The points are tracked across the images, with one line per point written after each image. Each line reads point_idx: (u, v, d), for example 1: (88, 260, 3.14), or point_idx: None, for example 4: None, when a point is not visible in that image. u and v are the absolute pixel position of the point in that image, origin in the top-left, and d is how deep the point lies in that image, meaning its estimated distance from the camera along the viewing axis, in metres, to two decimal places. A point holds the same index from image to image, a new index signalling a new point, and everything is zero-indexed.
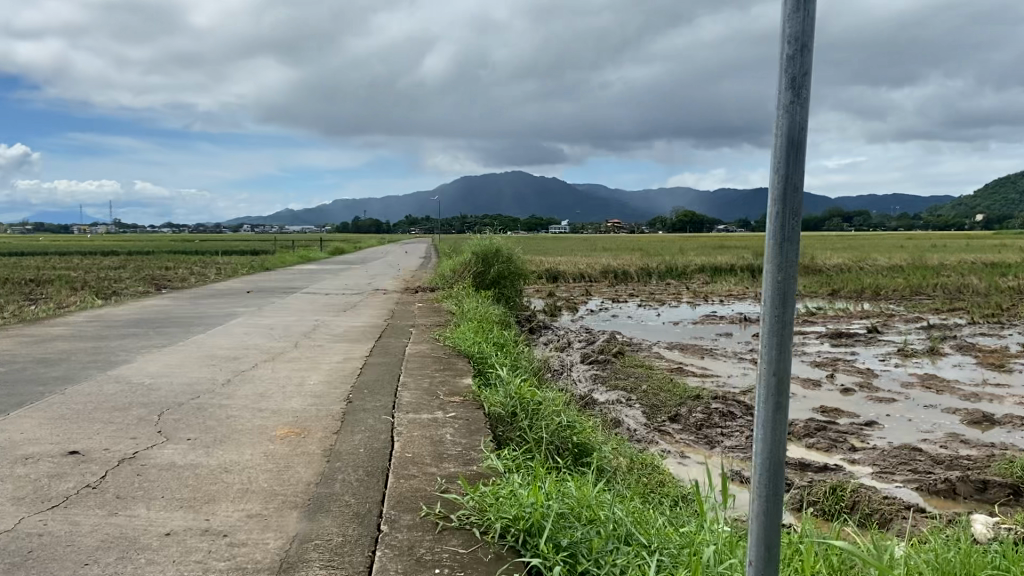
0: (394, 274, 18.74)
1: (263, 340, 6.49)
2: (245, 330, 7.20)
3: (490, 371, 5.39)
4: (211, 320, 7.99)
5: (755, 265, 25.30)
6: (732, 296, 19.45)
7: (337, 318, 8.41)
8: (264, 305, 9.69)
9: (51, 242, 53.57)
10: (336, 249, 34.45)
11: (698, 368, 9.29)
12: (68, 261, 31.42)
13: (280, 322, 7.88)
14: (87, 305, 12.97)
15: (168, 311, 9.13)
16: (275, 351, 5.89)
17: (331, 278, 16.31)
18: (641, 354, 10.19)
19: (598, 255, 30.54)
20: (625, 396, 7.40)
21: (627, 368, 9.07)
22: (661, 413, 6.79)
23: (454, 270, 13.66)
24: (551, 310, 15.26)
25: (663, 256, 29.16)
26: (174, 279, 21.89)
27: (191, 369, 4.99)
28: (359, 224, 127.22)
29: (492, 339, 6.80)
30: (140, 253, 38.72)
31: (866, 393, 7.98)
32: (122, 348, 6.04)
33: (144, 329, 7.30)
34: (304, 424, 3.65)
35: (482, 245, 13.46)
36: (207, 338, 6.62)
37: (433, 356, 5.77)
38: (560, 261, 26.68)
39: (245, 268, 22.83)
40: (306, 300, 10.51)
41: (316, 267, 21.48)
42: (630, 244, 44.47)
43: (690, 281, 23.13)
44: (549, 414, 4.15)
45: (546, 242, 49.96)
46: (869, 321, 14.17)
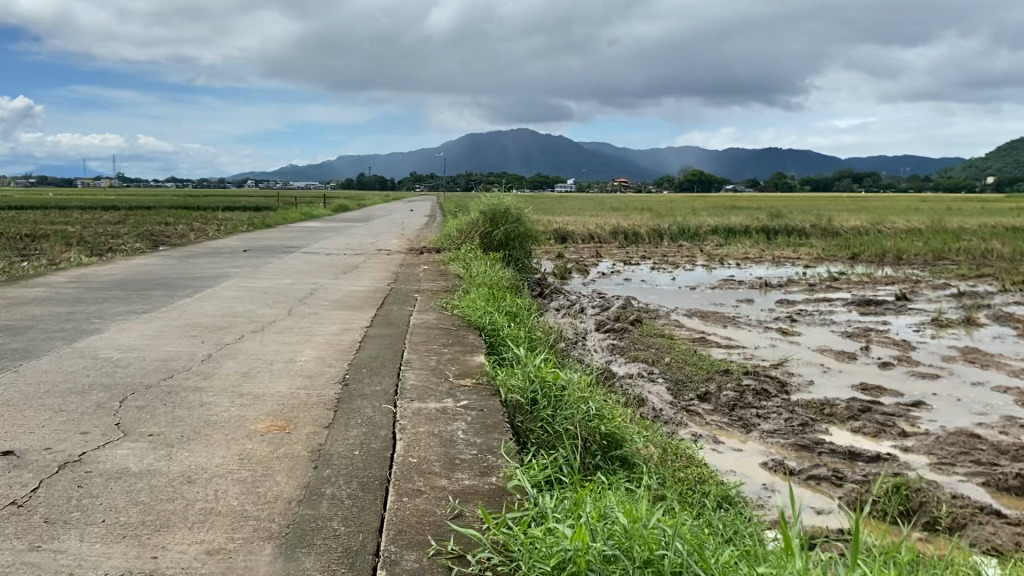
0: (399, 232, 18.11)
1: (254, 307, 5.93)
2: (236, 294, 6.64)
3: (504, 347, 4.83)
4: (201, 282, 7.42)
5: (770, 227, 24.64)
6: (748, 259, 18.82)
7: (337, 281, 7.83)
8: (260, 266, 9.12)
9: (55, 196, 52.96)
10: (341, 207, 33.80)
11: (721, 338, 8.72)
12: (67, 216, 30.84)
13: (275, 285, 7.31)
14: (79, 262, 12.43)
15: (157, 271, 8.55)
16: (265, 320, 5.33)
17: (334, 237, 15.69)
18: (660, 322, 9.62)
19: (609, 215, 29.83)
20: (646, 370, 6.86)
21: (647, 337, 8.51)
22: (689, 389, 6.22)
23: (461, 230, 13.05)
24: (562, 273, 14.65)
25: (675, 218, 28.45)
26: (175, 235, 21.31)
27: (169, 342, 4.43)
28: (364, 180, 126.07)
29: (505, 308, 6.21)
30: (140, 208, 38.12)
31: (905, 367, 7.43)
32: (97, 314, 5.48)
33: (127, 292, 6.75)
34: (291, 414, 3.09)
35: (491, 204, 12.82)
36: (193, 304, 6.05)
37: (441, 328, 5.20)
38: (569, 222, 26.01)
39: (245, 224, 22.19)
40: (305, 261, 9.93)
41: (318, 225, 20.90)
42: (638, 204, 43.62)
43: (703, 243, 22.48)
44: (574, 400, 3.57)
45: (553, 201, 49.09)
46: (895, 287, 13.55)
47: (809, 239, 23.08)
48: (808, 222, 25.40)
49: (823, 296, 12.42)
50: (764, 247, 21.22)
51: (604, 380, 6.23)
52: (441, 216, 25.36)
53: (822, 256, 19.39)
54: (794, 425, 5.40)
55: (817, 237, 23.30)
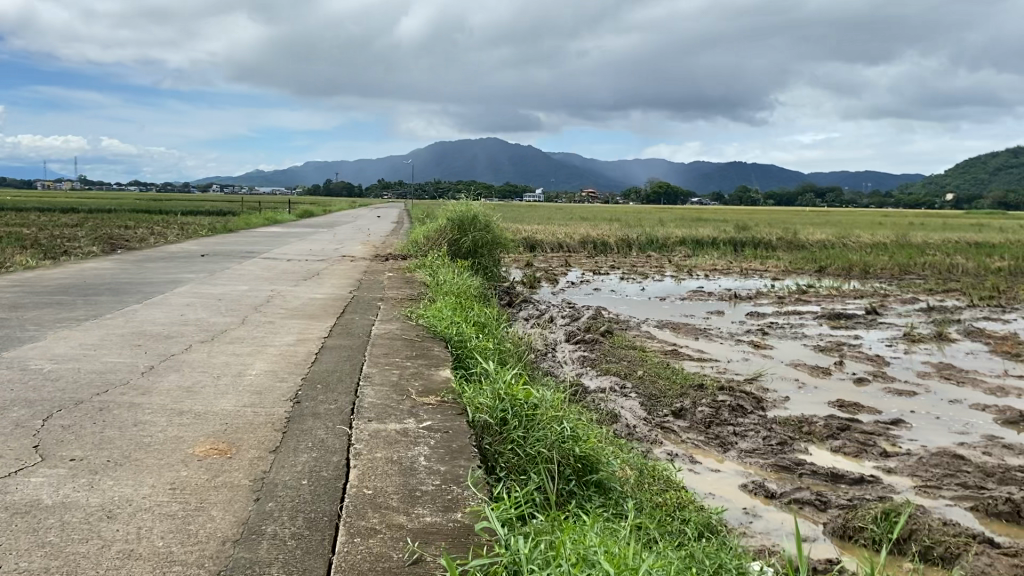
0: (364, 239, 17.76)
1: (205, 315, 5.59)
2: (188, 301, 6.28)
3: (472, 362, 4.55)
4: (152, 288, 7.05)
5: (738, 239, 24.66)
6: (717, 271, 18.74)
7: (297, 288, 7.50)
8: (217, 272, 8.75)
9: (12, 197, 51.65)
10: (306, 212, 33.26)
11: (693, 351, 8.52)
12: (21, 218, 29.95)
13: (230, 292, 6.96)
14: (28, 266, 11.92)
15: (108, 276, 8.14)
16: (216, 329, 5.00)
17: (297, 242, 15.28)
18: (631, 334, 9.40)
19: (577, 225, 29.68)
20: (618, 383, 6.62)
21: (618, 349, 8.28)
22: (663, 406, 5.97)
23: (428, 238, 12.76)
24: (530, 282, 14.41)
25: (642, 228, 28.37)
26: (133, 239, 20.73)
27: (108, 353, 4.09)
28: (331, 187, 124.99)
29: (473, 319, 5.93)
30: (101, 211, 37.33)
31: (880, 383, 7.28)
32: (34, 320, 5.10)
33: (70, 297, 6.36)
34: (234, 437, 2.78)
35: (459, 211, 12.55)
36: (140, 311, 5.69)
37: (404, 339, 4.90)
38: (537, 231, 25.80)
39: (207, 229, 21.65)
40: (265, 267, 9.57)
41: (281, 230, 20.44)
42: (605, 215, 43.67)
43: (671, 254, 22.39)
44: (548, 420, 3.31)
45: (521, 210, 48.97)
46: (864, 301, 13.49)
47: (776, 252, 23.11)
48: (774, 235, 25.48)
49: (793, 309, 12.31)
50: (732, 259, 21.19)
51: (575, 393, 5.98)
52: (408, 224, 25.03)
53: (789, 269, 19.38)
54: (773, 444, 5.22)
55: (784, 250, 23.34)
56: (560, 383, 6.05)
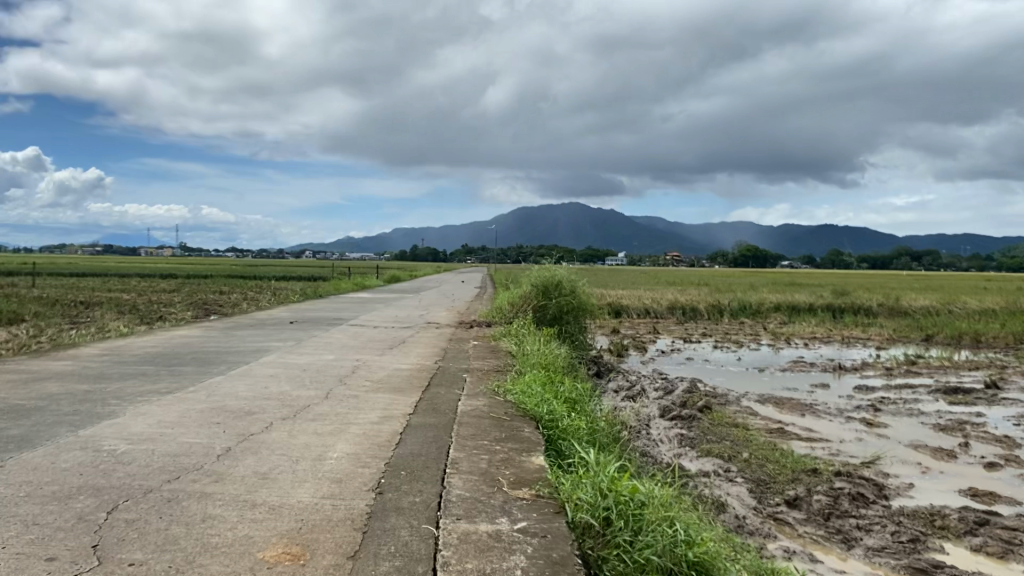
0: (449, 305, 17.66)
1: (287, 388, 5.41)
2: (271, 372, 6.14)
3: (567, 448, 4.20)
4: (237, 357, 6.96)
5: (834, 305, 23.67)
6: (815, 339, 17.89)
7: (382, 358, 7.31)
8: (303, 340, 8.67)
9: (117, 264, 54.17)
10: (392, 278, 33.68)
11: (799, 430, 7.92)
12: (123, 284, 31.21)
13: (314, 362, 6.80)
14: (124, 332, 12.16)
15: (196, 344, 8.13)
16: (296, 404, 4.79)
17: (383, 309, 15.25)
18: (731, 409, 8.86)
19: (664, 289, 29.08)
20: (721, 468, 6.17)
21: (716, 427, 7.76)
22: (775, 494, 5.56)
23: (513, 305, 12.51)
24: (619, 350, 13.97)
25: (733, 293, 27.61)
26: (226, 304, 21.21)
27: (185, 432, 3.91)
28: (417, 252, 127.36)
29: (565, 394, 5.59)
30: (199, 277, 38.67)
31: (1016, 469, 6.55)
32: (117, 393, 5.01)
33: (157, 367, 6.30)
34: (309, 540, 2.49)
35: (544, 277, 12.28)
36: (222, 383, 5.56)
37: (493, 418, 4.58)
38: (623, 296, 25.36)
39: (297, 294, 21.98)
40: (350, 335, 9.46)
41: (368, 296, 20.57)
42: (691, 279, 42.92)
43: (764, 321, 21.60)
44: (659, 520, 2.93)
45: (605, 275, 48.57)
46: (980, 374, 12.54)
47: (875, 319, 22.03)
48: (873, 301, 24.36)
49: (902, 382, 11.49)
50: (829, 326, 20.28)
51: (676, 479, 5.58)
52: (493, 289, 24.97)
53: (892, 338, 18.37)
54: (904, 541, 4.65)
55: (884, 318, 22.25)
56: (660, 467, 5.66)
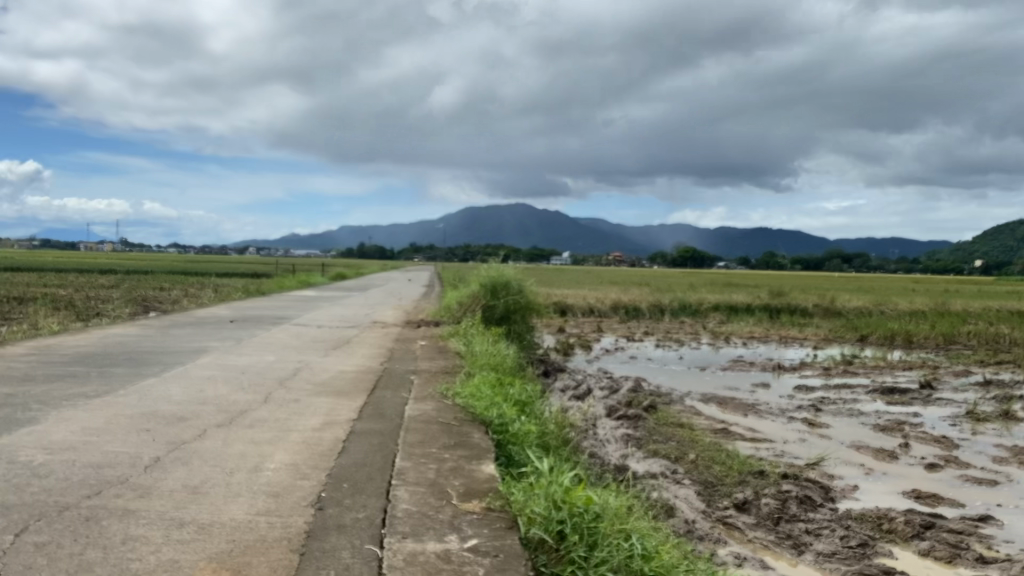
0: (393, 303, 17.42)
1: (223, 390, 5.17)
2: (207, 374, 5.89)
3: (515, 455, 4.07)
4: (172, 357, 6.68)
5: (774, 304, 24.05)
6: (756, 338, 18.11)
7: (324, 358, 7.10)
8: (242, 339, 8.39)
9: (49, 259, 52.45)
10: (336, 275, 33.21)
11: (745, 430, 7.94)
12: (56, 279, 30.19)
13: (252, 363, 6.56)
14: (52, 330, 11.68)
15: (127, 343, 7.79)
16: (233, 409, 4.57)
17: (325, 307, 14.96)
18: (676, 408, 8.84)
19: (608, 288, 29.20)
20: (669, 468, 6.10)
21: (662, 427, 7.72)
22: (722, 498, 5.42)
23: (458, 303, 12.35)
24: (564, 349, 13.91)
25: (676, 292, 27.86)
26: (162, 300, 20.61)
27: (111, 441, 3.68)
28: (362, 249, 126.22)
29: (513, 396, 5.44)
30: (133, 272, 37.66)
31: (955, 470, 6.63)
32: (39, 396, 4.72)
33: (84, 368, 5.99)
34: (240, 566, 2.31)
35: (490, 275, 12.15)
36: (154, 385, 5.30)
37: (440, 423, 4.42)
38: (568, 294, 25.38)
39: (237, 291, 21.48)
40: (291, 334, 9.21)
41: (310, 293, 20.20)
42: (634, 278, 43.27)
43: (706, 320, 21.82)
44: (616, 533, 2.81)
45: (550, 274, 48.73)
46: (916, 374, 12.80)
47: (814, 319, 22.44)
48: (811, 301, 24.82)
49: (842, 382, 11.66)
50: (769, 326, 20.57)
51: (624, 481, 5.47)
52: (437, 288, 24.77)
53: (831, 338, 18.71)
54: (854, 546, 4.63)
55: (822, 318, 22.68)
56: (607, 468, 5.54)
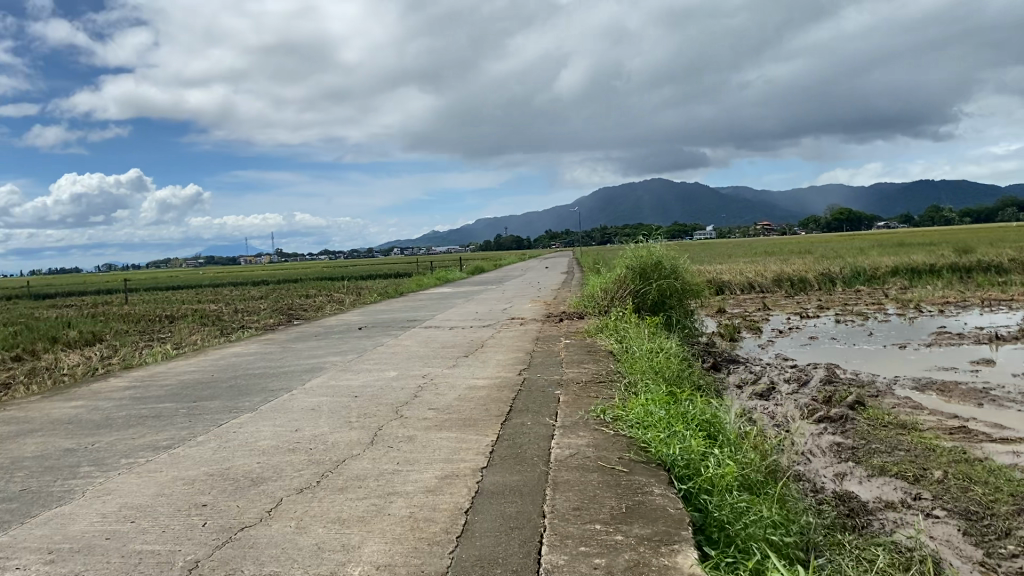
0: (536, 295, 16.28)
1: (321, 428, 4.10)
2: (312, 403, 4.85)
3: (727, 544, 2.81)
4: (279, 382, 5.73)
5: (962, 262, 21.25)
6: (951, 304, 15.74)
7: (454, 371, 5.96)
8: (365, 351, 7.42)
9: (212, 276, 55.45)
10: (478, 269, 32.52)
11: (988, 428, 6.26)
12: (212, 295, 30.97)
13: (371, 384, 5.49)
14: (185, 350, 11.24)
15: (240, 366, 6.94)
16: (326, 461, 3.47)
17: (463, 305, 14.01)
18: (889, 402, 7.18)
19: (768, 260, 26.97)
20: (911, 497, 4.64)
21: (878, 431, 6.14)
22: (1003, 543, 3.95)
23: (606, 291, 11.02)
24: (730, 334, 12.29)
25: (844, 258, 25.34)
26: (306, 309, 20.35)
27: (143, 532, 2.62)
28: (503, 242, 126.57)
29: (694, 414, 4.11)
30: (285, 282, 38.68)
31: None
32: (99, 453, 3.79)
33: (178, 405, 5.10)
34: None
35: (639, 256, 10.74)
36: (244, 427, 4.29)
37: (601, 471, 3.15)
38: (722, 270, 23.42)
39: (378, 294, 20.99)
40: (421, 341, 8.17)
41: (451, 291, 19.39)
42: (793, 247, 40.20)
43: (884, 287, 19.41)
44: None
45: (698, 250, 46.35)
46: None
47: (1014, 276, 19.56)
48: (1007, 256, 21.76)
49: None
50: (963, 288, 18.02)
51: (857, 535, 4.10)
52: (581, 275, 23.54)
53: None
54: None
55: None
56: (831, 521, 4.20)
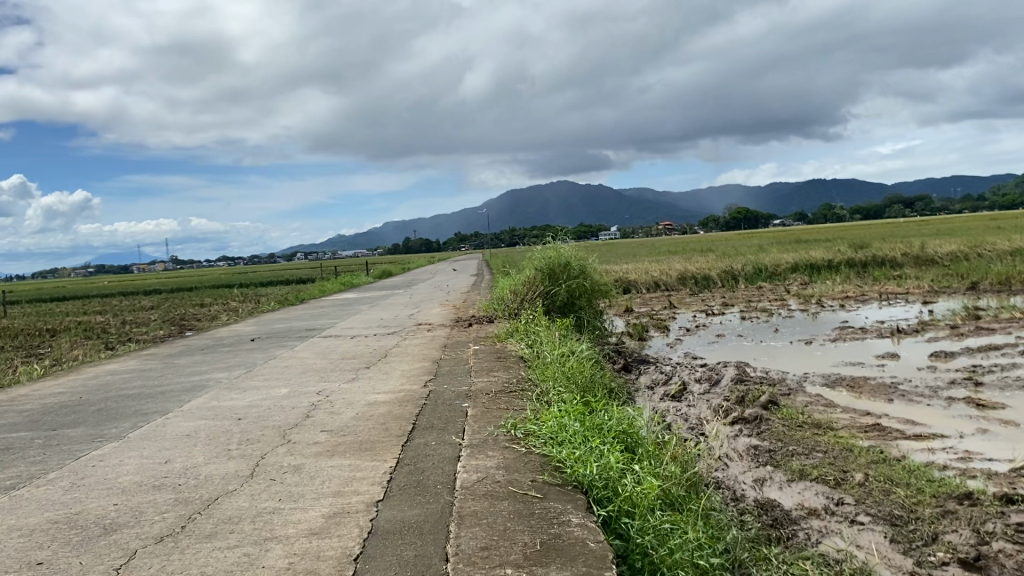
0: (443, 299, 15.87)
1: (196, 460, 3.62)
2: (190, 429, 4.34)
3: None
4: (155, 404, 5.17)
5: (857, 257, 21.93)
6: (850, 299, 16.11)
7: (352, 385, 5.51)
8: (257, 365, 6.87)
9: (102, 285, 52.84)
10: (384, 272, 31.85)
11: (900, 424, 6.21)
12: (101, 306, 29.37)
13: (259, 403, 5.00)
14: (63, 367, 10.36)
15: (115, 385, 6.30)
16: (196, 500, 2.99)
17: (367, 311, 13.48)
18: (802, 401, 7.09)
19: (672, 259, 27.30)
20: (834, 502, 4.46)
21: (793, 431, 6.01)
22: (931, 549, 3.78)
23: (515, 293, 10.72)
24: (639, 334, 12.16)
25: (746, 256, 25.88)
26: (202, 319, 19.35)
27: None
28: (410, 245, 125.35)
29: (611, 425, 3.80)
30: (182, 291, 37.10)
31: None
32: None
33: (34, 435, 4.50)
34: None
35: (547, 257, 10.48)
36: (105, 460, 3.75)
37: (513, 499, 2.80)
38: (628, 270, 23.48)
39: (278, 301, 20.17)
40: (318, 352, 7.65)
41: (355, 297, 18.78)
42: (696, 246, 40.99)
43: (785, 284, 19.82)
44: None
45: (603, 251, 46.75)
46: None
47: (905, 270, 20.27)
48: (898, 251, 22.58)
49: (981, 343, 9.72)
50: (860, 283, 18.51)
51: (782, 549, 3.88)
52: (489, 277, 23.26)
53: (935, 290, 16.61)
54: None
55: (914, 268, 20.50)
56: (755, 534, 3.96)
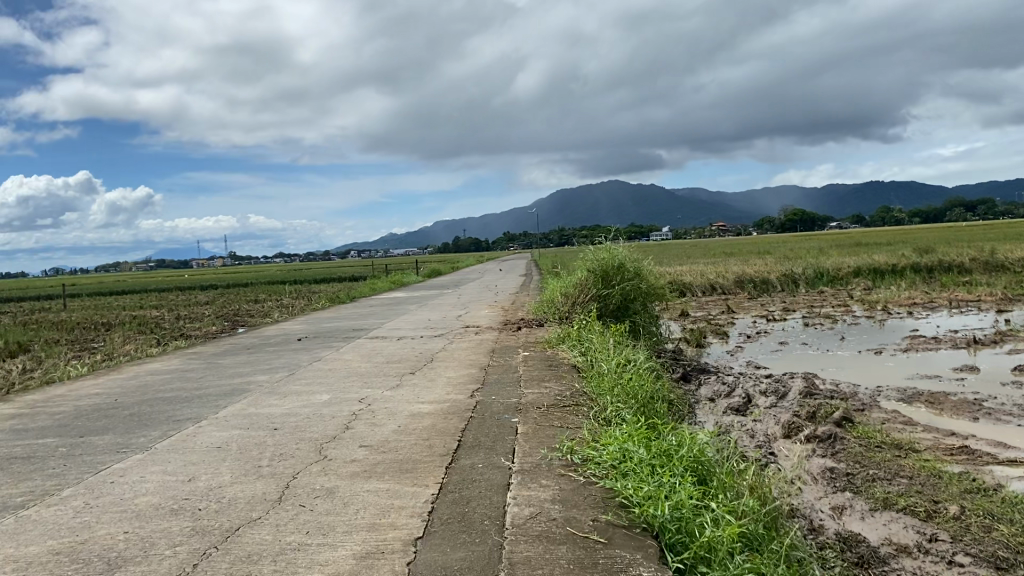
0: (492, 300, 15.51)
1: (222, 479, 3.28)
2: (220, 440, 4.02)
3: None
4: (189, 410, 4.88)
5: (923, 262, 21.00)
6: (918, 305, 15.34)
7: (396, 394, 5.16)
8: (298, 369, 6.57)
9: (159, 279, 53.82)
10: (433, 271, 31.65)
11: (991, 447, 5.65)
12: (156, 300, 29.75)
13: (296, 412, 4.67)
14: (109, 364, 10.24)
15: (152, 387, 6.04)
16: (215, 530, 2.66)
17: (415, 311, 13.19)
18: (878, 418, 6.55)
19: (728, 262, 26.60)
20: (927, 540, 3.98)
21: (873, 452, 5.50)
22: None
23: (567, 295, 10.31)
24: (696, 340, 11.65)
25: (805, 259, 25.07)
26: (252, 315, 19.31)
27: None
28: (460, 244, 125.68)
29: (680, 450, 3.38)
30: (236, 287, 37.48)
31: None
32: None
33: (59, 442, 4.23)
34: None
35: (601, 258, 10.04)
36: (125, 475, 3.45)
37: (574, 544, 2.41)
38: (682, 272, 22.86)
39: (328, 299, 20.05)
40: (363, 355, 7.35)
41: (404, 296, 18.55)
42: (752, 249, 40.04)
43: (847, 289, 19.05)
44: None
45: (656, 252, 46.03)
46: None
47: (975, 276, 19.31)
48: (967, 255, 21.59)
49: None
50: (926, 289, 17.67)
51: None
52: (539, 278, 22.83)
53: (1009, 297, 15.74)
54: None
55: (985, 275, 19.54)
56: None
